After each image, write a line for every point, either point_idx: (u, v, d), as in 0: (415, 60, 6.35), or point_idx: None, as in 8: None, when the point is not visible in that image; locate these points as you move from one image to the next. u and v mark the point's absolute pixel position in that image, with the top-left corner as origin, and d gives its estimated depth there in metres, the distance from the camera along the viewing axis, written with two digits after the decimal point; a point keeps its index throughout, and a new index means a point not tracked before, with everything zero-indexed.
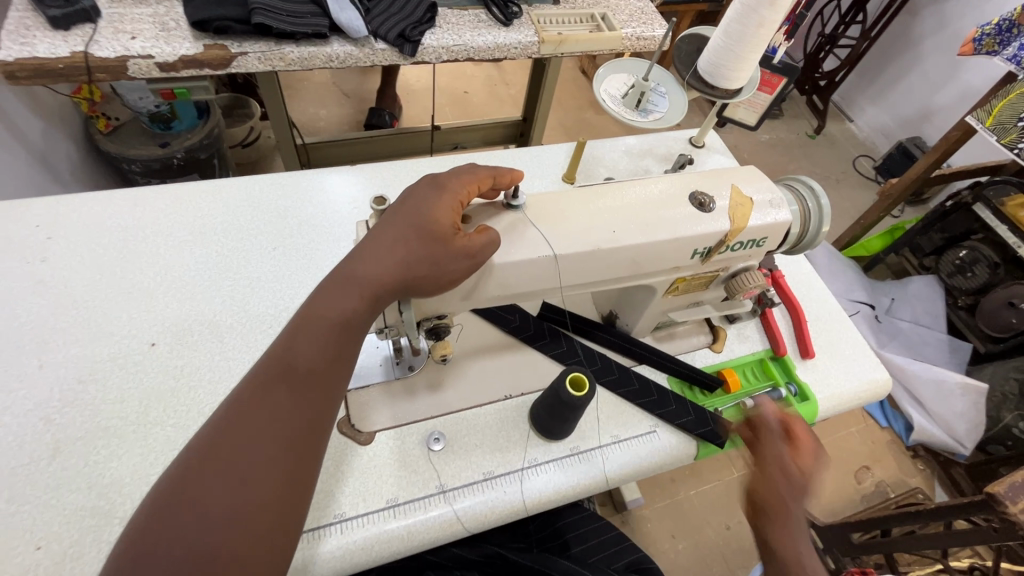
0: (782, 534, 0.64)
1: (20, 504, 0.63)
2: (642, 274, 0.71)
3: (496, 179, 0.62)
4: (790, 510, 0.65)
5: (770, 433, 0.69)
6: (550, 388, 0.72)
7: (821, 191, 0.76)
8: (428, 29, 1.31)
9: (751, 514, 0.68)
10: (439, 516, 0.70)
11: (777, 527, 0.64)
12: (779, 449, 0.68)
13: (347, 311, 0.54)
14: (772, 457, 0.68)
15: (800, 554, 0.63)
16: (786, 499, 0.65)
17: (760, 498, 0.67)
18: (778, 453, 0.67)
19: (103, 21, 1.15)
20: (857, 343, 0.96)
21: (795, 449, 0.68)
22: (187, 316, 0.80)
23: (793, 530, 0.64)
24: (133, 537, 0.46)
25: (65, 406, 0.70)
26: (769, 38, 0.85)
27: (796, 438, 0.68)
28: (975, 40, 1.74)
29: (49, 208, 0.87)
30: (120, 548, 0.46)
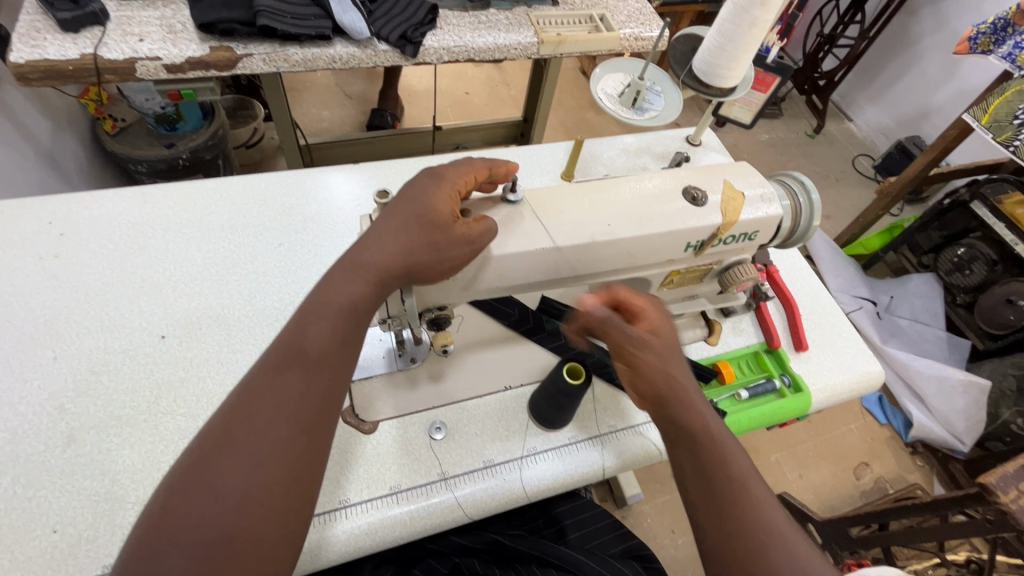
0: (679, 410, 0.61)
1: (36, 489, 0.66)
2: (637, 267, 0.73)
3: (492, 170, 0.65)
4: (672, 381, 0.62)
5: (610, 320, 0.64)
6: (549, 379, 0.75)
7: (812, 187, 0.79)
8: (429, 30, 1.33)
9: (649, 405, 0.64)
10: (441, 502, 0.72)
11: (673, 400, 0.62)
12: (628, 332, 0.63)
13: (353, 297, 0.56)
14: (637, 345, 0.63)
15: (702, 417, 0.61)
16: (668, 374, 0.63)
17: (656, 393, 0.62)
18: (631, 335, 0.63)
19: (111, 24, 1.18)
20: (850, 336, 0.98)
21: (640, 323, 0.65)
22: (195, 309, 0.83)
23: (687, 391, 0.62)
24: (156, 512, 0.49)
25: (79, 396, 0.73)
26: (762, 37, 0.87)
27: (634, 308, 0.67)
28: (970, 39, 1.72)
29: (61, 205, 0.90)
30: (144, 522, 0.49)
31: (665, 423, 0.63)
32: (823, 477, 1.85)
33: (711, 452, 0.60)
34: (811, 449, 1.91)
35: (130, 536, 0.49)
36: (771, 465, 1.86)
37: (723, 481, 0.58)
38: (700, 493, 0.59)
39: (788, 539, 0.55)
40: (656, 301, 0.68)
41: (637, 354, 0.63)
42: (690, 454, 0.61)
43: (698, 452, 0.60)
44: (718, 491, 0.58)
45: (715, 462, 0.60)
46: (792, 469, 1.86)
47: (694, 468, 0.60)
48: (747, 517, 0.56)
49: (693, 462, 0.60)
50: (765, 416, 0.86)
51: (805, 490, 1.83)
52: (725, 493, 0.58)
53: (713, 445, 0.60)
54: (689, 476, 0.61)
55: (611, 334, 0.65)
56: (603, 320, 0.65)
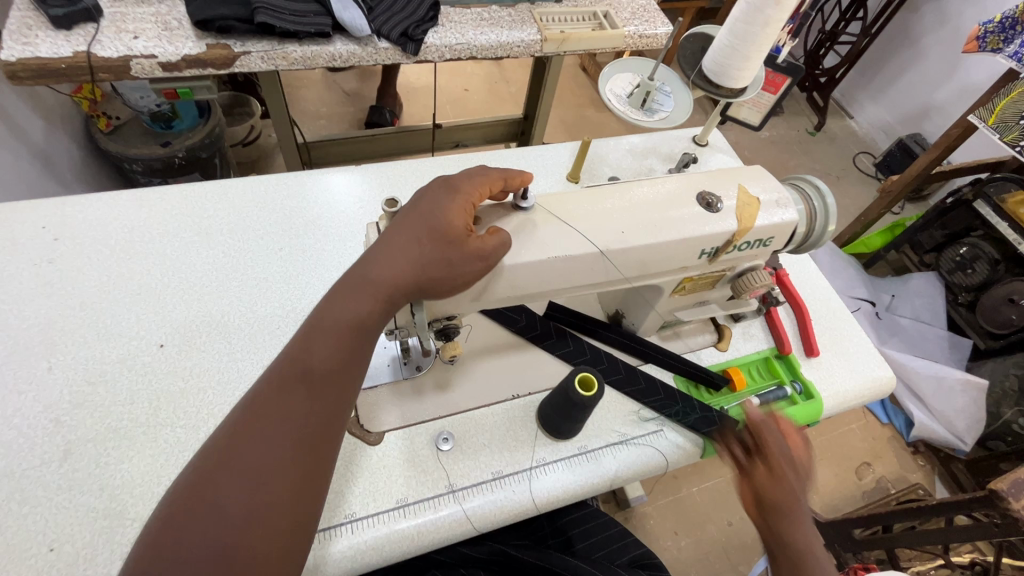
0: (800, 528, 0.66)
1: (32, 505, 0.64)
2: (650, 274, 0.71)
3: (507, 181, 0.62)
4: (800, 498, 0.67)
5: (769, 429, 0.71)
6: (559, 388, 0.73)
7: (826, 191, 0.77)
8: (431, 28, 1.31)
9: (757, 510, 0.68)
10: (449, 515, 0.70)
11: (791, 515, 0.66)
12: (785, 449, 0.69)
13: (361, 313, 0.54)
14: (784, 455, 0.69)
15: (815, 538, 0.65)
16: (801, 488, 0.68)
17: (771, 498, 0.67)
18: (778, 447, 0.69)
19: (105, 21, 1.15)
20: (861, 341, 0.97)
21: (793, 445, 0.71)
22: (194, 317, 0.80)
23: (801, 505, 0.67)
24: (152, 536, 0.47)
25: (75, 407, 0.71)
26: (774, 37, 0.85)
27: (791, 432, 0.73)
28: (979, 37, 1.70)
29: (55, 209, 0.87)
30: (139, 547, 0.47)
31: (770, 530, 0.66)
32: (825, 477, 1.85)
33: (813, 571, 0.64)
34: (814, 450, 1.90)
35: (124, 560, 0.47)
36: None
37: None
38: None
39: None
40: (805, 435, 0.73)
41: (785, 466, 0.68)
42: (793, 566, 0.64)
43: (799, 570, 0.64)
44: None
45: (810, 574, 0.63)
46: None
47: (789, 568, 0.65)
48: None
49: (789, 563, 0.64)
50: None
51: None
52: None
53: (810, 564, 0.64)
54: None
55: (766, 440, 0.70)
56: (763, 424, 0.72)
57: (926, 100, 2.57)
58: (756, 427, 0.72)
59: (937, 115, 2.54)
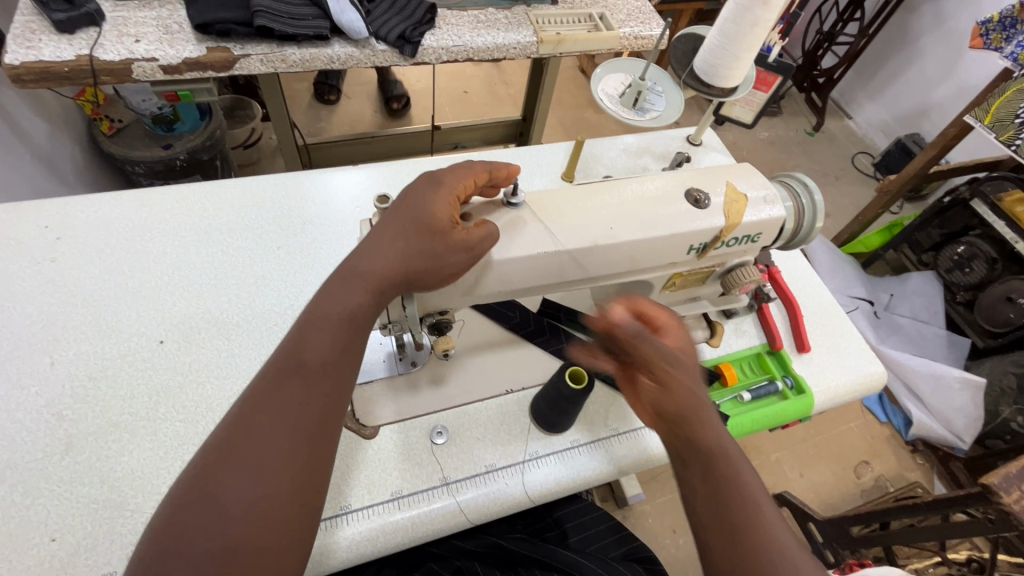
0: (709, 427, 0.56)
1: (34, 496, 0.65)
2: (640, 270, 0.72)
3: (492, 173, 0.64)
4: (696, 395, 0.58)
5: (642, 333, 0.61)
6: (550, 383, 0.74)
7: (814, 187, 0.78)
8: (429, 30, 1.33)
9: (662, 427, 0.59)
10: (442, 507, 0.71)
11: (696, 423, 0.56)
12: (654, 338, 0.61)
13: (352, 306, 0.56)
14: (659, 350, 0.60)
15: (722, 433, 0.56)
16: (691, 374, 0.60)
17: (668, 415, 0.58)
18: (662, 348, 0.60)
19: (107, 25, 1.17)
20: (852, 337, 0.98)
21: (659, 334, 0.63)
22: (195, 314, 0.82)
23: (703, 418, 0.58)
24: (159, 530, 0.48)
25: (77, 402, 0.72)
26: (763, 37, 0.86)
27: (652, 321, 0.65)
28: (981, 35, 1.74)
29: (57, 209, 0.89)
30: (146, 543, 0.48)
31: (683, 444, 0.56)
32: (823, 476, 1.86)
33: (724, 473, 0.54)
34: (812, 448, 1.91)
35: (132, 558, 0.48)
36: (771, 464, 1.85)
37: (734, 500, 0.52)
38: (705, 509, 0.53)
39: (797, 562, 0.49)
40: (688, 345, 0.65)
41: (664, 369, 0.59)
42: (709, 490, 0.53)
43: (710, 466, 0.54)
44: (732, 510, 0.52)
45: (730, 486, 0.53)
46: (792, 467, 1.86)
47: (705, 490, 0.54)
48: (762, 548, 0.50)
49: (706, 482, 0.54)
50: (768, 418, 0.86)
51: (806, 490, 1.83)
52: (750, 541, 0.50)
53: (729, 463, 0.54)
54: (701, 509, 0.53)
55: (640, 346, 0.61)
56: (636, 336, 0.61)
57: (923, 100, 2.58)
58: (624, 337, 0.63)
59: (935, 115, 2.54)
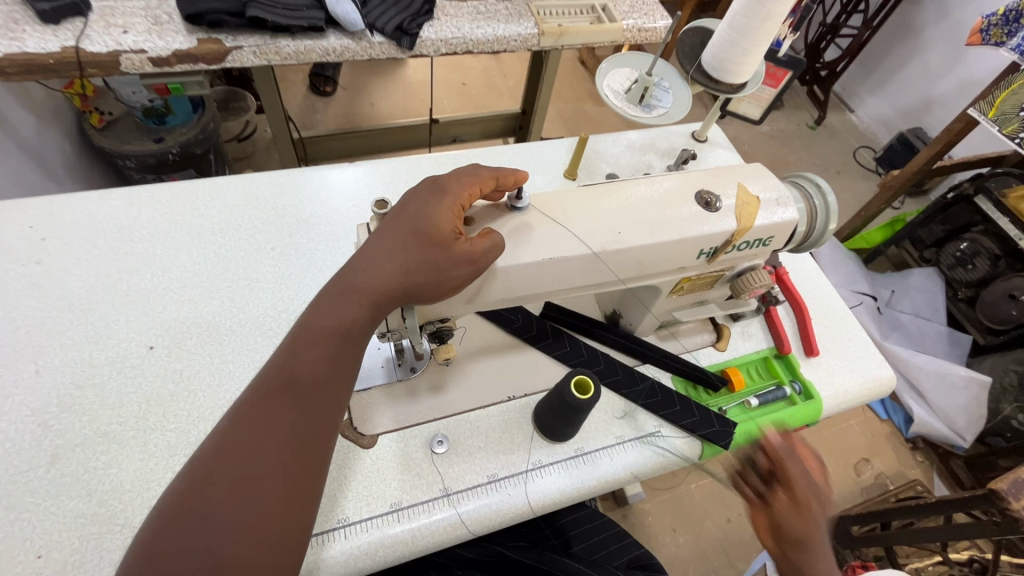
0: (819, 555, 0.62)
1: (19, 511, 0.63)
2: (648, 275, 0.70)
3: (500, 180, 0.60)
4: (820, 531, 0.64)
5: (794, 455, 0.69)
6: (555, 391, 0.72)
7: (828, 189, 0.75)
8: (427, 21, 1.29)
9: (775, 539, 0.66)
10: (444, 518, 0.69)
11: (808, 549, 0.63)
12: (803, 463, 0.68)
13: (346, 320, 0.53)
14: (805, 476, 0.67)
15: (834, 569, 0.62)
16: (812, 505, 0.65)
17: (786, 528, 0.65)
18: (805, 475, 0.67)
19: (93, 15, 1.13)
20: (860, 340, 0.96)
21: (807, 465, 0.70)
22: (185, 319, 0.79)
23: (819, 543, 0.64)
24: (137, 556, 0.46)
25: (64, 412, 0.69)
26: (773, 32, 0.83)
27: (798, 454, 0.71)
28: (982, 31, 1.73)
29: (42, 209, 0.86)
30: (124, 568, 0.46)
31: (791, 563, 0.64)
32: None
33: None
34: (813, 446, 1.90)
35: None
36: None
37: None
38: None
39: None
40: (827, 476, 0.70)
41: (806, 493, 0.65)
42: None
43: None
44: None
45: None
46: None
47: None
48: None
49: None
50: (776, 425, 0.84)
51: None
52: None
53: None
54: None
55: (787, 467, 0.69)
56: (785, 454, 0.70)
57: (927, 94, 2.55)
58: (776, 456, 0.71)
59: (938, 109, 2.51)
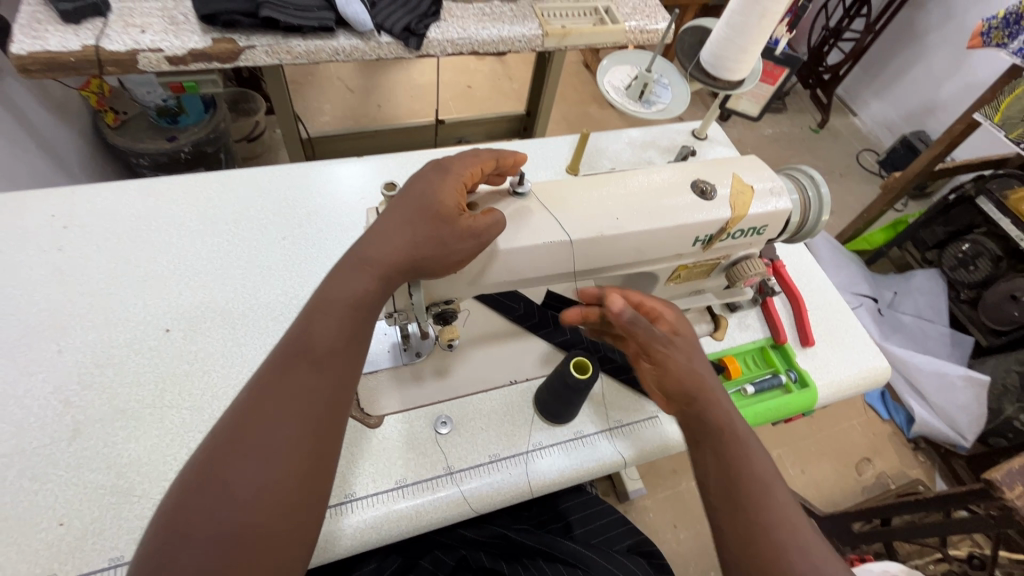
0: (708, 401, 0.63)
1: (42, 482, 0.66)
2: (645, 261, 0.72)
3: (500, 161, 0.64)
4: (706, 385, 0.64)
5: (639, 320, 0.64)
6: (555, 374, 0.74)
7: (821, 180, 0.78)
8: (433, 22, 1.32)
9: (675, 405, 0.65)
10: (446, 496, 0.72)
11: (700, 398, 0.63)
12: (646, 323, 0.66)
13: (359, 295, 0.56)
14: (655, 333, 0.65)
15: (727, 412, 0.62)
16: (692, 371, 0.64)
17: (677, 387, 0.64)
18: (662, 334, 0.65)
19: (113, 15, 1.17)
20: (857, 332, 0.98)
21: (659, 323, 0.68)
22: (201, 303, 0.82)
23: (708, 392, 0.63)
24: (168, 514, 0.49)
25: (84, 389, 0.72)
26: (769, 30, 0.86)
27: (651, 312, 0.70)
28: (982, 33, 1.76)
29: (64, 198, 0.89)
30: (155, 530, 0.49)
31: (690, 421, 0.63)
32: (825, 472, 1.85)
33: (732, 451, 0.59)
34: (814, 445, 1.91)
35: (138, 549, 0.49)
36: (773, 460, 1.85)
37: (738, 473, 0.57)
38: (721, 510, 0.57)
39: (816, 557, 0.52)
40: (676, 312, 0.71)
41: (661, 347, 0.65)
42: (722, 475, 0.58)
43: (723, 447, 0.59)
44: (740, 491, 0.56)
45: (742, 473, 0.57)
46: (794, 464, 1.86)
47: (717, 465, 0.59)
48: (776, 543, 0.53)
49: (717, 459, 0.59)
50: (771, 411, 0.86)
51: (808, 486, 1.82)
52: (761, 532, 0.53)
53: (738, 442, 0.60)
54: (716, 502, 0.58)
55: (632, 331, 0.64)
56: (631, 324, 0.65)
57: (929, 97, 2.57)
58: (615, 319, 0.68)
59: (940, 112, 2.53)
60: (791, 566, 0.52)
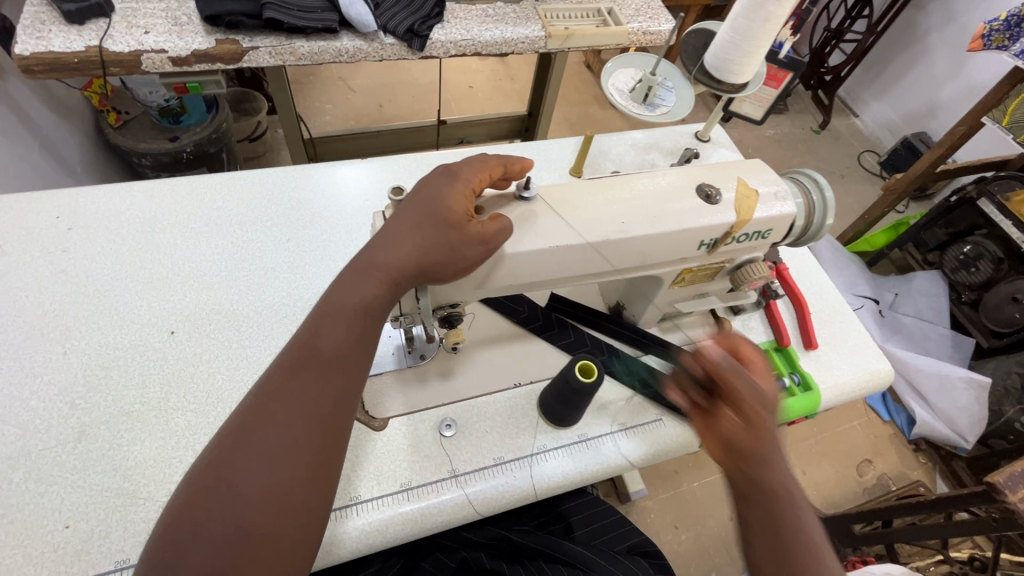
0: (776, 464, 0.59)
1: (48, 484, 0.66)
2: (650, 265, 0.73)
3: (507, 167, 0.64)
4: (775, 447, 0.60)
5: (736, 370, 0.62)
6: (560, 377, 0.74)
7: (826, 184, 0.78)
8: (437, 23, 1.32)
9: (729, 458, 0.61)
10: (451, 499, 0.72)
11: (764, 454, 0.59)
12: (742, 373, 0.62)
13: (366, 298, 0.56)
14: (749, 388, 0.62)
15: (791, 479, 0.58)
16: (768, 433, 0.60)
17: (745, 442, 0.60)
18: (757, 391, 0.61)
19: (116, 15, 1.17)
20: (860, 335, 0.98)
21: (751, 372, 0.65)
22: (206, 305, 0.82)
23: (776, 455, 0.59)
24: (174, 514, 0.49)
25: (89, 391, 0.73)
26: (774, 33, 0.86)
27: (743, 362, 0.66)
28: (983, 36, 1.75)
29: (68, 199, 0.89)
30: (161, 530, 0.49)
31: (744, 479, 0.59)
32: (826, 473, 1.86)
33: (784, 514, 0.56)
34: (815, 446, 1.91)
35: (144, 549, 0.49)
36: None
37: (787, 541, 0.55)
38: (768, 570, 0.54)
39: None
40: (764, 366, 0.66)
41: (754, 404, 0.61)
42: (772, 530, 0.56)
43: (777, 511, 0.56)
44: (786, 557, 0.54)
45: (790, 541, 0.55)
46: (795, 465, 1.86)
47: (765, 526, 0.56)
48: None
49: (766, 520, 0.56)
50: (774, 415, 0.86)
51: (809, 487, 1.83)
52: None
53: (790, 502, 0.57)
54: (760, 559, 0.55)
55: (731, 382, 0.62)
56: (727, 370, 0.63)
57: (931, 98, 2.57)
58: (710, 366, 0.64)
59: (942, 114, 2.53)
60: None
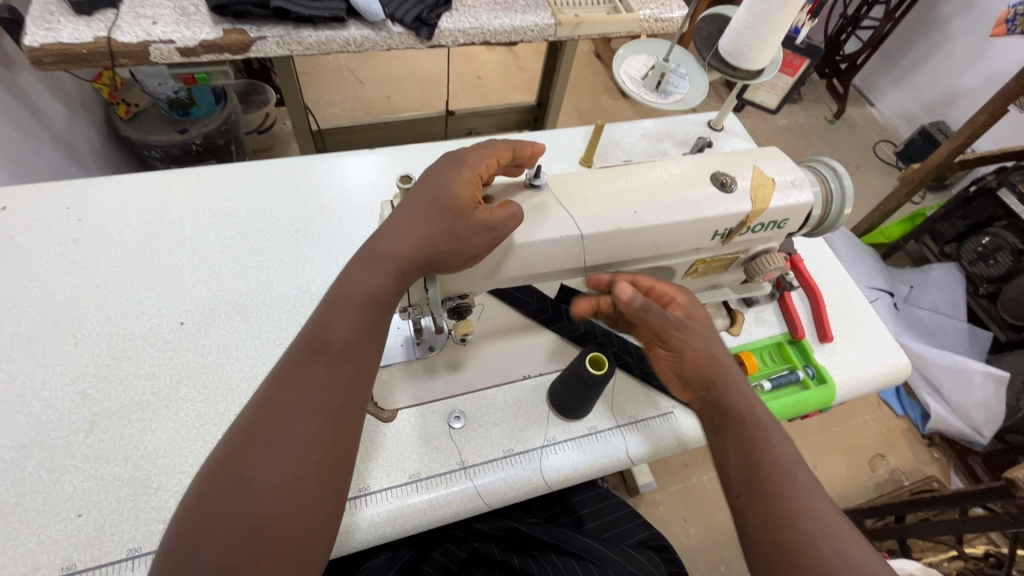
0: (729, 389, 0.61)
1: (60, 473, 0.66)
2: (662, 255, 0.71)
3: (515, 151, 0.64)
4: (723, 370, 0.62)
5: (650, 306, 0.62)
6: (569, 369, 0.73)
7: (844, 172, 0.76)
8: (445, 11, 1.30)
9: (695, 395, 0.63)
10: (460, 491, 0.71)
11: (722, 383, 0.61)
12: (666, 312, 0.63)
13: (374, 288, 0.56)
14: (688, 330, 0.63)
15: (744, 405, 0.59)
16: (703, 361, 0.62)
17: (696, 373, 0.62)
18: (676, 320, 0.63)
19: (125, 6, 1.16)
20: (877, 329, 0.96)
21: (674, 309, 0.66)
22: (215, 295, 0.82)
23: (729, 388, 0.61)
24: (191, 509, 0.49)
25: (99, 381, 0.73)
26: (791, 18, 0.83)
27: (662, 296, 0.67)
28: (1008, 20, 1.69)
29: (78, 191, 0.89)
30: (177, 525, 0.49)
31: (712, 409, 0.61)
32: (838, 468, 1.83)
33: (755, 433, 0.57)
34: (827, 440, 1.89)
35: (156, 554, 0.48)
36: None
37: (765, 457, 0.55)
38: (757, 529, 0.52)
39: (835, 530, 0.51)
40: (692, 293, 0.68)
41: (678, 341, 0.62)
42: (747, 475, 0.55)
43: (740, 431, 0.57)
44: (767, 481, 0.53)
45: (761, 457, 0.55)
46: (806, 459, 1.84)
47: (738, 444, 0.57)
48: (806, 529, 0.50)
49: (737, 439, 0.57)
50: (790, 407, 0.84)
51: None
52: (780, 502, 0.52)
53: (760, 430, 0.57)
54: (751, 524, 0.53)
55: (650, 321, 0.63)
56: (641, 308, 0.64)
57: (952, 87, 2.50)
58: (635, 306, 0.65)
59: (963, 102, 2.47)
60: (824, 560, 0.48)
